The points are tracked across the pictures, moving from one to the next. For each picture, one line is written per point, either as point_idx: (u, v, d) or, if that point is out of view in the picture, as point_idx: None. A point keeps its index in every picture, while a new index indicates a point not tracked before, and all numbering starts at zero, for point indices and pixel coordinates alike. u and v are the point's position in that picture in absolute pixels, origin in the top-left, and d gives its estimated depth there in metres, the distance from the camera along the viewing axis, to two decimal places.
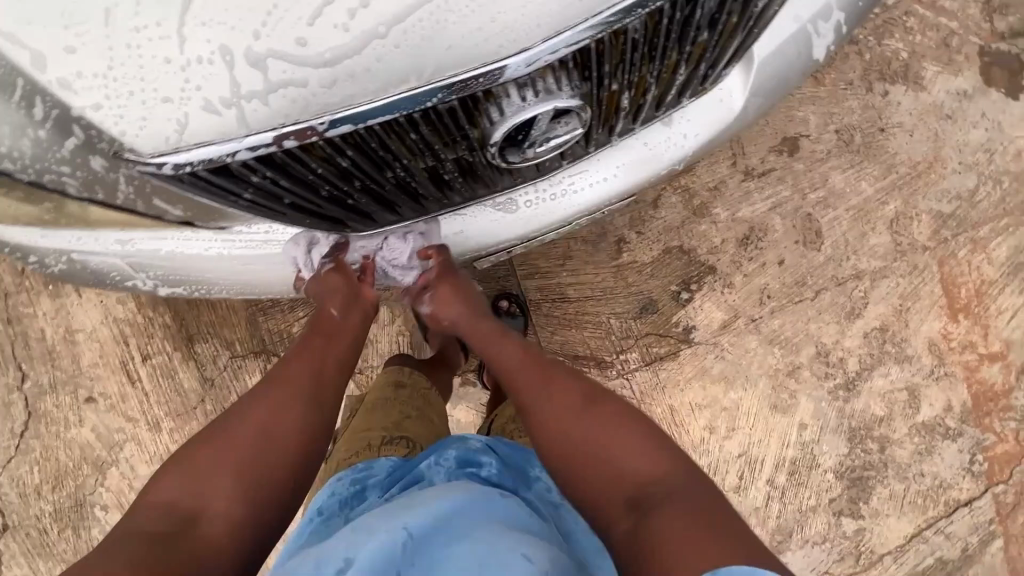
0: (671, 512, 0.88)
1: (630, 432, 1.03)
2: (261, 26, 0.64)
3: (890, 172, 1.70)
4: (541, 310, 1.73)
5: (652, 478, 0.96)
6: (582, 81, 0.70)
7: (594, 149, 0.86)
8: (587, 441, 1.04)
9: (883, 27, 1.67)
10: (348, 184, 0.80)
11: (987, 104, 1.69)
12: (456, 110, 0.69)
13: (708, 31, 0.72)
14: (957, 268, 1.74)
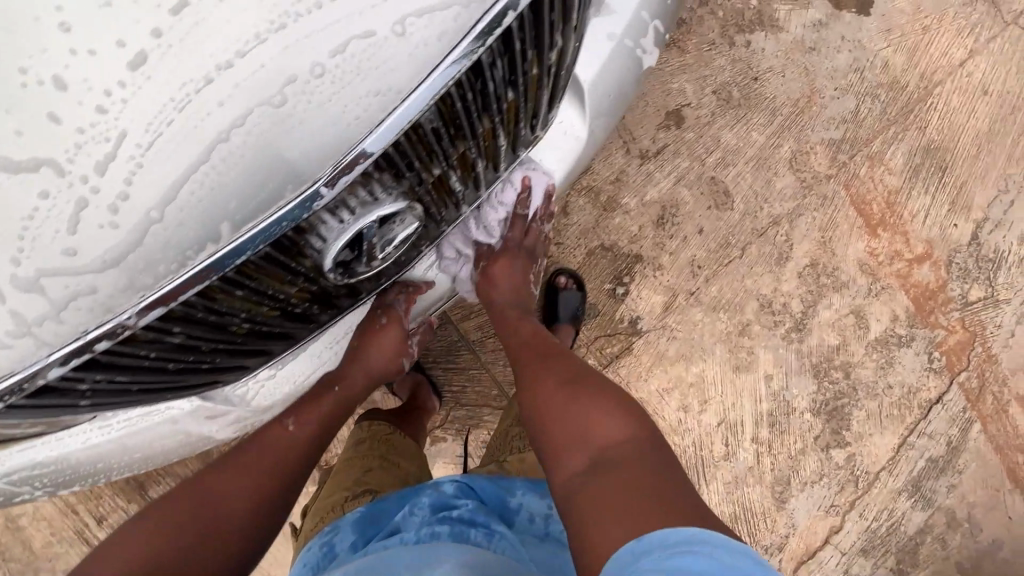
0: (621, 479, 0.94)
1: (604, 406, 1.06)
2: (17, 253, 0.55)
3: (774, 116, 1.74)
4: (488, 348, 1.69)
5: (613, 444, 1.01)
6: (398, 181, 0.66)
7: (448, 224, 0.82)
8: (558, 408, 1.10)
9: None
10: (194, 353, 0.72)
11: (843, 27, 1.73)
12: (273, 254, 0.64)
13: (511, 91, 0.69)
14: (863, 187, 1.79)
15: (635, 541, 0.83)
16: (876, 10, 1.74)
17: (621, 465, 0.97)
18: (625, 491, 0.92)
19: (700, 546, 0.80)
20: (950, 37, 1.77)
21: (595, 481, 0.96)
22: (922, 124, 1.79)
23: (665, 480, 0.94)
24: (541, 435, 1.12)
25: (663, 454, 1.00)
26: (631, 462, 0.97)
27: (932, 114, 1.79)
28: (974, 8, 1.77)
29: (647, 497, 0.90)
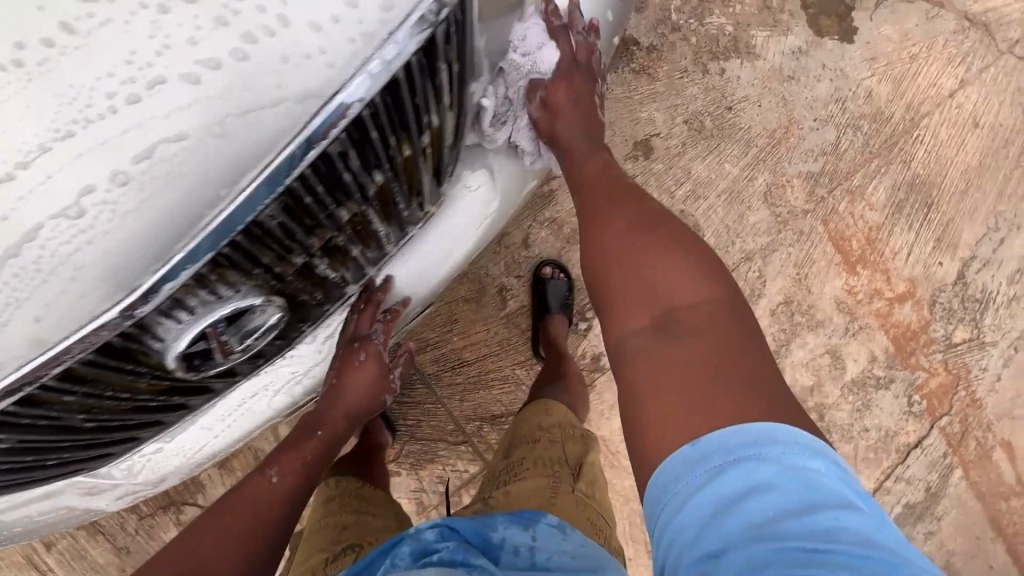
0: (695, 354, 0.81)
1: (677, 263, 0.90)
2: None
3: (749, 148, 1.66)
4: (444, 381, 1.64)
5: (687, 306, 0.86)
6: (249, 276, 0.56)
7: (336, 300, 0.71)
8: (623, 260, 0.93)
9: (700, 6, 1.60)
10: (32, 456, 0.64)
11: (824, 55, 1.64)
12: (96, 363, 0.54)
13: (394, 155, 0.58)
14: (842, 223, 1.71)
15: (689, 445, 0.75)
16: (860, 38, 1.65)
17: (690, 338, 0.83)
18: (693, 368, 0.80)
19: (769, 448, 0.71)
20: (939, 66, 1.68)
21: (663, 349, 0.84)
22: (907, 158, 1.71)
23: (741, 353, 0.81)
24: (597, 285, 0.97)
25: (744, 325, 0.86)
26: (706, 341, 0.83)
27: (918, 147, 1.70)
28: (967, 35, 1.67)
29: (717, 380, 0.78)
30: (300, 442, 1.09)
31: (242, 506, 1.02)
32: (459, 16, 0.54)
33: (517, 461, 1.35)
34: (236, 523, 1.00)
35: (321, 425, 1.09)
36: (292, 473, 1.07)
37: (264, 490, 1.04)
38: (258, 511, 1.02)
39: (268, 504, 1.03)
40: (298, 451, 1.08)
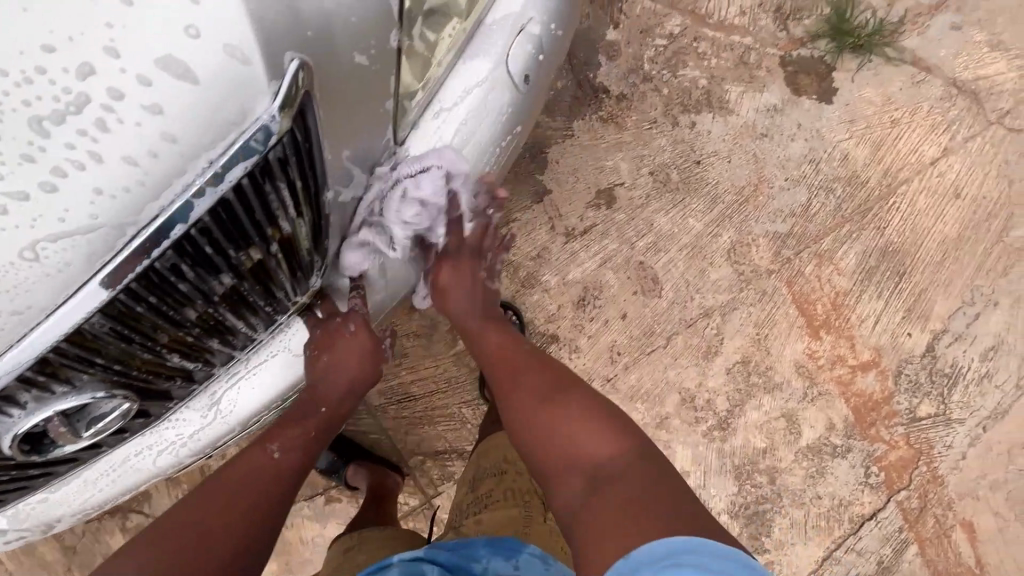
0: (608, 497, 0.88)
1: (581, 417, 1.00)
2: None
3: (715, 203, 1.63)
4: (390, 413, 1.66)
5: (601, 460, 0.94)
6: (87, 373, 0.66)
7: (195, 386, 0.81)
8: (552, 435, 1.00)
9: (674, 57, 1.57)
10: None
11: (800, 114, 1.60)
12: None
13: (227, 274, 0.67)
14: (807, 286, 1.67)
15: (622, 560, 0.78)
16: (840, 98, 1.60)
17: (606, 485, 0.90)
18: (616, 511, 0.85)
19: (692, 554, 0.76)
20: (922, 133, 1.62)
21: (591, 504, 0.89)
22: (881, 224, 1.66)
23: (656, 492, 0.87)
24: (532, 459, 1.03)
25: (649, 466, 0.92)
26: (617, 476, 0.91)
27: (893, 214, 1.65)
28: (954, 103, 1.61)
29: (635, 514, 0.83)
30: (300, 420, 0.96)
31: (243, 478, 0.91)
32: (298, 138, 0.60)
33: (486, 492, 1.30)
34: (238, 493, 0.89)
35: (324, 402, 0.96)
36: (296, 449, 0.96)
37: (268, 463, 0.93)
38: (263, 483, 0.92)
39: (274, 476, 0.93)
40: (303, 425, 0.96)
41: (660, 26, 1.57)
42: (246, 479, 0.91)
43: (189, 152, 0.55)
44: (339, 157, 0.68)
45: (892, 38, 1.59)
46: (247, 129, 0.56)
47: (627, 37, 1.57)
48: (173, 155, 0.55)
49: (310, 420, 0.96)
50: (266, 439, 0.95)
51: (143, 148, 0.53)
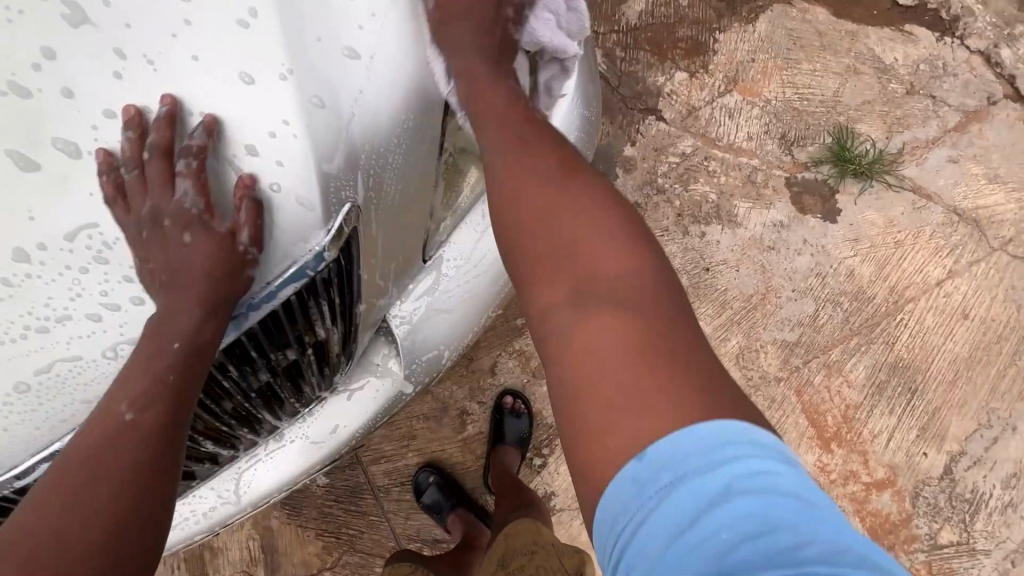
0: (622, 342, 0.75)
1: (610, 253, 0.81)
2: None
3: (724, 308, 1.69)
4: (392, 495, 1.67)
5: (614, 291, 0.79)
6: None
7: (220, 465, 0.89)
8: (546, 236, 0.84)
9: (686, 173, 1.71)
10: None
11: (806, 231, 1.70)
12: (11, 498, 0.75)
13: (267, 371, 0.79)
14: (817, 396, 1.68)
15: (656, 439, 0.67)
16: (844, 218, 1.70)
17: (604, 306, 0.78)
18: (653, 372, 0.72)
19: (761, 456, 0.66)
20: (927, 255, 1.69)
21: (624, 355, 0.74)
22: (890, 339, 1.68)
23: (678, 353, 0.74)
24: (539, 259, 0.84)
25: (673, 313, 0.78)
26: (637, 318, 0.76)
27: (902, 331, 1.68)
28: (955, 229, 1.69)
29: (668, 367, 0.72)
30: (146, 366, 0.70)
31: (76, 475, 0.69)
32: (340, 265, 0.74)
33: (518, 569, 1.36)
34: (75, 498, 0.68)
35: (176, 335, 0.70)
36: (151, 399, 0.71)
37: (109, 439, 0.70)
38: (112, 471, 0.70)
39: (130, 457, 0.71)
40: (154, 373, 0.71)
41: (673, 144, 1.72)
42: (81, 477, 0.68)
43: (253, 273, 0.70)
44: (372, 277, 0.80)
45: (892, 167, 1.70)
46: (300, 259, 0.71)
47: (642, 152, 1.72)
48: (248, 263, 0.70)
49: (160, 365, 0.70)
50: (104, 396, 0.71)
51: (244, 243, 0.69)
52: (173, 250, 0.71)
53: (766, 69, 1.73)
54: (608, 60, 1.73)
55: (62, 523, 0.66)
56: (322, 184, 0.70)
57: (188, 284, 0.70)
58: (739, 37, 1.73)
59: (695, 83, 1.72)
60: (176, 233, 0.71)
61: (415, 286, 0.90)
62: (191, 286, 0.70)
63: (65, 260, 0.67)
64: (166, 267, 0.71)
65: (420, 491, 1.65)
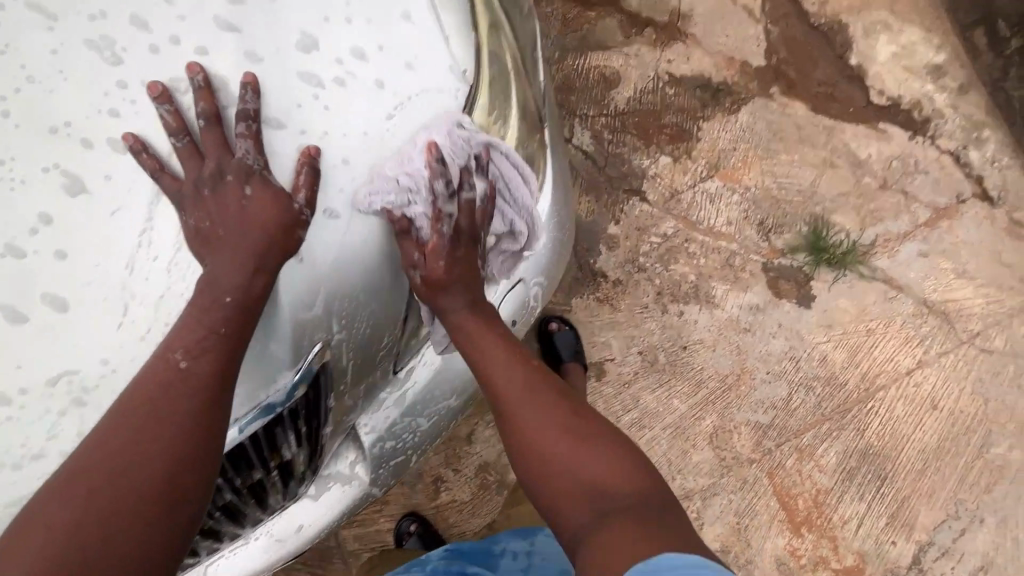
0: (632, 529, 0.86)
1: (604, 450, 0.99)
2: None
3: (699, 388, 1.72)
4: (361, 561, 1.67)
5: (615, 489, 0.94)
6: None
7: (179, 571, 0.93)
8: (555, 465, 0.98)
9: (666, 254, 1.77)
10: None
11: (781, 314, 1.75)
12: None
13: (231, 493, 0.86)
14: (788, 479, 1.70)
15: (638, 564, 0.79)
16: (818, 304, 1.75)
17: (609, 504, 0.91)
18: (636, 535, 0.85)
19: None
20: (897, 345, 1.74)
21: (602, 530, 0.88)
22: (861, 426, 1.71)
23: (666, 518, 0.90)
24: (538, 470, 1.00)
25: (656, 485, 0.97)
26: (636, 502, 0.92)
27: (872, 418, 1.71)
28: (925, 320, 1.74)
29: (651, 531, 0.85)
30: (201, 321, 0.77)
31: (127, 429, 0.75)
32: (308, 397, 0.85)
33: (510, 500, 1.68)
34: (128, 454, 0.75)
35: (230, 290, 0.78)
36: (205, 348, 0.77)
37: (163, 388, 0.76)
38: (161, 428, 0.76)
39: (178, 416, 0.76)
40: (208, 328, 0.77)
41: (655, 224, 1.78)
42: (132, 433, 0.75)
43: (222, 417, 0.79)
44: (334, 399, 0.90)
45: (865, 257, 1.77)
46: (272, 391, 0.82)
47: (625, 231, 1.78)
48: (287, 235, 0.79)
49: (215, 321, 0.77)
50: (161, 345, 0.77)
51: (301, 203, 0.79)
52: (224, 207, 0.80)
53: (747, 158, 1.81)
54: (596, 141, 1.81)
55: (119, 474, 0.74)
56: (295, 331, 0.81)
57: (230, 249, 0.79)
58: (721, 127, 1.82)
59: (678, 168, 1.80)
60: (232, 190, 0.80)
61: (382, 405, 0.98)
62: (236, 255, 0.79)
63: (45, 404, 0.76)
64: (205, 238, 0.80)
65: (400, 541, 1.66)
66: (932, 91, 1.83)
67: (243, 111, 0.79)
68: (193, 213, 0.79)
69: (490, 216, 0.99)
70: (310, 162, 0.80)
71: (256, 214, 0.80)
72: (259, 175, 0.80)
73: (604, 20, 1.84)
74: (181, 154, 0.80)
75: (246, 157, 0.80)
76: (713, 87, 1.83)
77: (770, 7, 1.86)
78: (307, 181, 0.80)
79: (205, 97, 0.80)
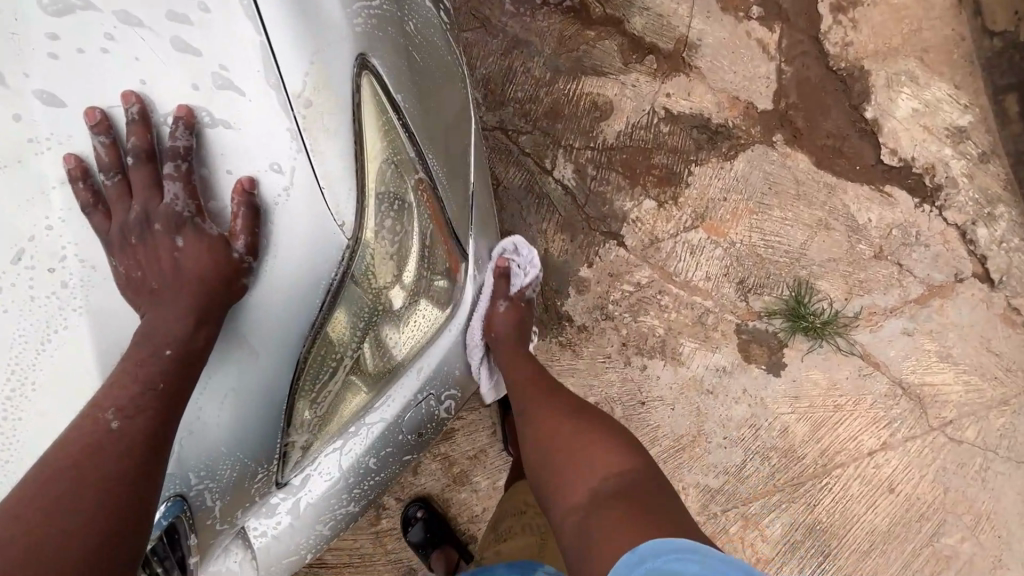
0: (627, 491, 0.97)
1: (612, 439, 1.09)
2: None
3: (652, 444, 1.70)
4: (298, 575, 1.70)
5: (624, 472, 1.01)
6: None
7: None
8: (563, 437, 1.10)
9: (637, 303, 1.69)
10: None
11: (747, 380, 1.69)
12: None
13: None
14: (729, 544, 1.69)
15: (628, 554, 0.85)
16: (787, 373, 1.69)
17: (609, 492, 0.97)
18: (630, 514, 0.92)
19: None
20: (863, 424, 1.69)
21: (596, 514, 0.95)
22: (812, 502, 1.68)
23: (662, 499, 0.98)
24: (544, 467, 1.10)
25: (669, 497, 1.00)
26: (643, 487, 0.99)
27: (824, 495, 1.68)
28: (896, 402, 1.68)
29: (646, 518, 0.91)
30: (139, 374, 0.81)
31: (58, 484, 0.74)
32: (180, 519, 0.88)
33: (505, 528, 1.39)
34: (57, 512, 0.72)
35: (169, 342, 0.82)
36: (138, 407, 0.80)
37: (92, 448, 0.77)
38: (90, 479, 0.75)
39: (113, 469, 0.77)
40: (146, 382, 0.81)
41: (630, 272, 1.70)
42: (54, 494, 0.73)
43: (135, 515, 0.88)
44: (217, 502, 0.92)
45: (845, 329, 1.69)
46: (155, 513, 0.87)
47: (597, 276, 1.70)
48: (230, 284, 0.84)
49: (154, 372, 0.81)
50: (90, 404, 0.80)
51: (240, 250, 0.84)
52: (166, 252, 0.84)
53: (737, 210, 1.69)
54: (578, 176, 1.70)
55: (48, 536, 0.70)
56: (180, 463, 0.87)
57: (170, 300, 0.83)
58: (714, 174, 1.69)
59: (661, 215, 1.69)
60: (163, 240, 0.84)
61: (267, 505, 1.00)
62: (173, 306, 0.83)
63: None
64: (137, 285, 0.85)
65: (407, 525, 1.66)
66: (949, 156, 1.68)
67: (173, 151, 0.83)
68: (125, 258, 0.84)
69: (366, 347, 0.98)
70: (248, 200, 0.84)
71: (189, 267, 0.84)
72: (190, 223, 0.84)
73: (604, 42, 1.69)
74: (112, 191, 0.85)
75: (174, 203, 0.84)
76: (711, 128, 1.69)
77: (787, 43, 1.69)
78: (245, 225, 0.84)
79: (140, 132, 0.83)
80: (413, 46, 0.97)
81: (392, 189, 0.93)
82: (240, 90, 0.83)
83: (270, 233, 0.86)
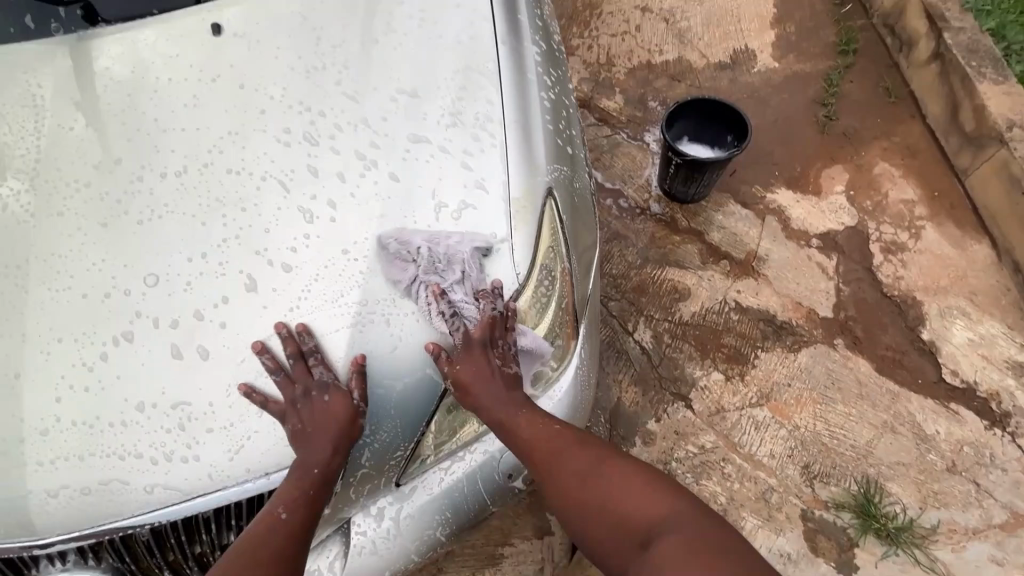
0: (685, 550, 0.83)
1: (631, 473, 0.99)
2: (75, 469, 0.85)
3: None
4: None
5: (676, 526, 0.89)
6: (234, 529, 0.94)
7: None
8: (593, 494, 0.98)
9: (701, 466, 1.77)
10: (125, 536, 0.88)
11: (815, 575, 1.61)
12: (181, 524, 0.89)
13: None
14: None
15: None
16: None
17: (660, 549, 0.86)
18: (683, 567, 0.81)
19: None
20: None
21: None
22: None
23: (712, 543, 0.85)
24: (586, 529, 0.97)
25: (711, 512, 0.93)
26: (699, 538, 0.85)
27: None
28: None
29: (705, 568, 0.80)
30: (294, 484, 0.88)
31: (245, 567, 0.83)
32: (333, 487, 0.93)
33: None
34: None
35: (318, 464, 0.89)
36: (303, 507, 0.88)
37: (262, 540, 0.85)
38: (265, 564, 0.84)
39: (278, 546, 0.86)
40: (300, 487, 0.88)
41: (695, 435, 1.82)
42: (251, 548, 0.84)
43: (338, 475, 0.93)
44: (347, 490, 0.96)
45: (922, 541, 1.63)
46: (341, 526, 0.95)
47: (664, 431, 1.83)
48: (354, 421, 0.91)
49: (306, 482, 0.88)
50: (268, 505, 0.88)
51: (357, 399, 0.90)
52: (317, 407, 0.89)
53: (801, 398, 1.84)
54: (655, 341, 1.97)
55: None
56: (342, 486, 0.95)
57: (320, 441, 0.89)
58: (778, 361, 1.90)
59: (728, 387, 1.88)
60: (313, 400, 0.89)
61: (376, 506, 1.00)
62: (319, 440, 0.89)
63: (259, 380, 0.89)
64: (295, 435, 0.89)
65: None
66: (1012, 387, 1.81)
67: (310, 348, 0.90)
68: (290, 418, 0.89)
69: None
70: (359, 368, 0.90)
71: (334, 414, 0.89)
72: (334, 387, 0.90)
73: (687, 245, 2.14)
74: (279, 385, 0.89)
75: (322, 377, 0.89)
76: (776, 323, 1.96)
77: (844, 269, 2.03)
78: (360, 384, 0.90)
79: (292, 343, 0.89)
80: (576, 196, 1.14)
81: (549, 264, 1.03)
82: (498, 194, 1.00)
83: (389, 373, 0.92)
